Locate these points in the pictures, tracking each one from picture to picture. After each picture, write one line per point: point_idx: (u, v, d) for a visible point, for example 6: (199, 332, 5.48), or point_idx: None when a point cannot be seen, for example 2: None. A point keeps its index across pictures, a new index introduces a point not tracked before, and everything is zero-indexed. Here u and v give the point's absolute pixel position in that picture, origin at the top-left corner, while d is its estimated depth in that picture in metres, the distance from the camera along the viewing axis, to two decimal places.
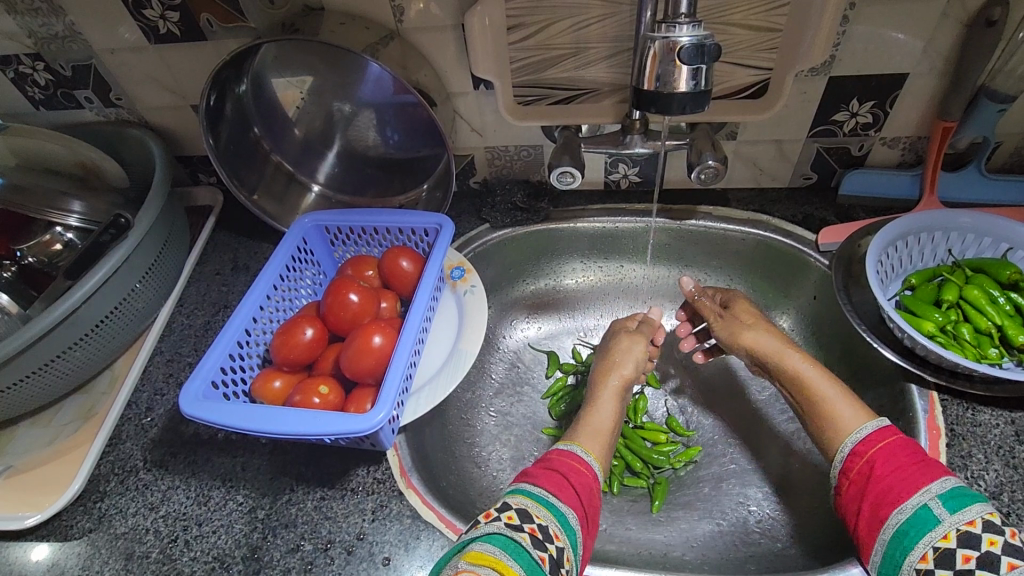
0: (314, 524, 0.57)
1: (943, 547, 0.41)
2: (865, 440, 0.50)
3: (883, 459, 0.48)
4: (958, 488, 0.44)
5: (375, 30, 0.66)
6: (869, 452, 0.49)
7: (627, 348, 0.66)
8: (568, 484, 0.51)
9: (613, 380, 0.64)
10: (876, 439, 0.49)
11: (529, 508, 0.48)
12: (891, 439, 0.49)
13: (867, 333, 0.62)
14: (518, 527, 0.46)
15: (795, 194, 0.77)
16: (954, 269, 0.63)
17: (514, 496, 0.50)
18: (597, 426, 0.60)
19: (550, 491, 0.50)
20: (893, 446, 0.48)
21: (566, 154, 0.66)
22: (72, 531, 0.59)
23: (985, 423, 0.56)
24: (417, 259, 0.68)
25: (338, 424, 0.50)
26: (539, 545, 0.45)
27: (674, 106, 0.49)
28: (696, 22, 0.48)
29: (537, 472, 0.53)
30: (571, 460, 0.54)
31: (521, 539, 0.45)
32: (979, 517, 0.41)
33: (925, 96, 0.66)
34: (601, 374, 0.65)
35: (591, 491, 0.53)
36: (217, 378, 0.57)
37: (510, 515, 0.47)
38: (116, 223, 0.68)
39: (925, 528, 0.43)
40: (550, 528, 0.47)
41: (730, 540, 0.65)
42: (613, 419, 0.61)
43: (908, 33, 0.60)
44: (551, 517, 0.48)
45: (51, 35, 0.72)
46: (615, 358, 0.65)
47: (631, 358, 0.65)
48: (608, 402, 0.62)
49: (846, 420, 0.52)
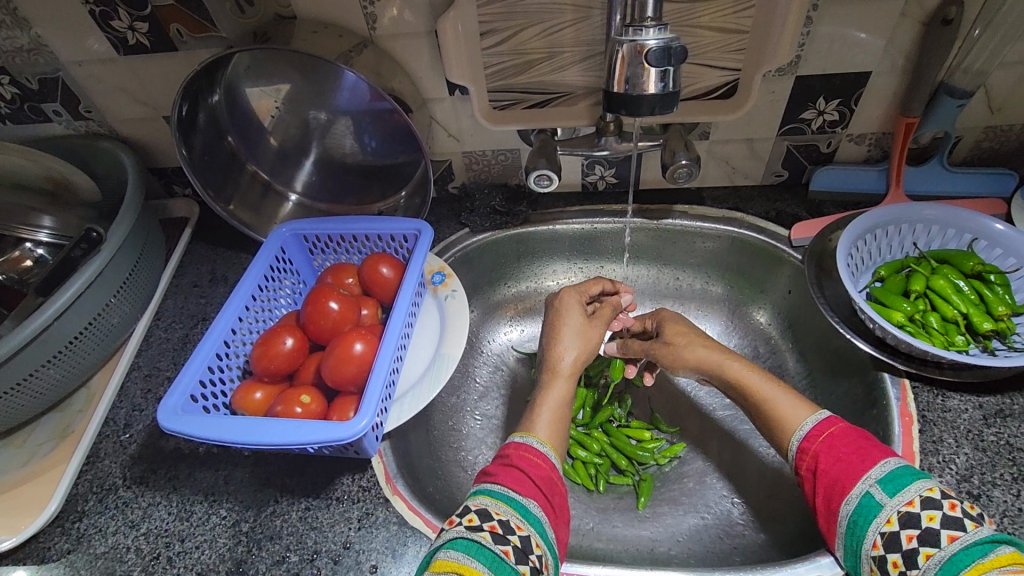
0: (299, 535, 0.57)
1: (888, 531, 0.43)
2: (807, 435, 0.51)
3: (825, 453, 0.49)
4: (896, 469, 0.45)
5: (348, 38, 0.67)
6: (814, 447, 0.50)
7: (582, 332, 0.65)
8: (527, 479, 0.51)
9: (566, 365, 0.63)
10: (817, 432, 0.50)
11: (489, 507, 0.48)
12: (831, 431, 0.50)
13: (839, 325, 0.64)
14: (479, 527, 0.46)
15: (767, 191, 0.79)
16: (920, 261, 0.65)
17: (476, 498, 0.50)
18: (551, 415, 0.59)
19: (509, 487, 0.50)
20: (832, 437, 0.49)
21: (542, 157, 0.67)
22: (50, 553, 0.58)
23: (954, 408, 0.57)
24: (397, 265, 0.68)
25: (322, 432, 0.49)
26: (501, 540, 0.45)
27: (643, 107, 0.50)
28: (664, 25, 0.49)
29: (494, 470, 0.53)
30: (528, 453, 0.54)
31: (482, 539, 0.45)
32: (917, 496, 0.43)
33: (887, 94, 0.68)
34: (553, 361, 0.64)
35: (552, 481, 0.52)
36: (197, 392, 0.56)
37: (470, 518, 0.47)
38: (88, 237, 0.66)
39: (870, 515, 0.44)
40: (512, 521, 0.47)
41: (715, 532, 0.66)
42: (563, 405, 0.60)
43: (869, 32, 0.62)
44: (512, 512, 0.48)
45: (16, 48, 0.70)
46: (563, 345, 0.64)
47: (579, 340, 0.65)
48: (557, 384, 0.62)
49: (793, 416, 0.53)
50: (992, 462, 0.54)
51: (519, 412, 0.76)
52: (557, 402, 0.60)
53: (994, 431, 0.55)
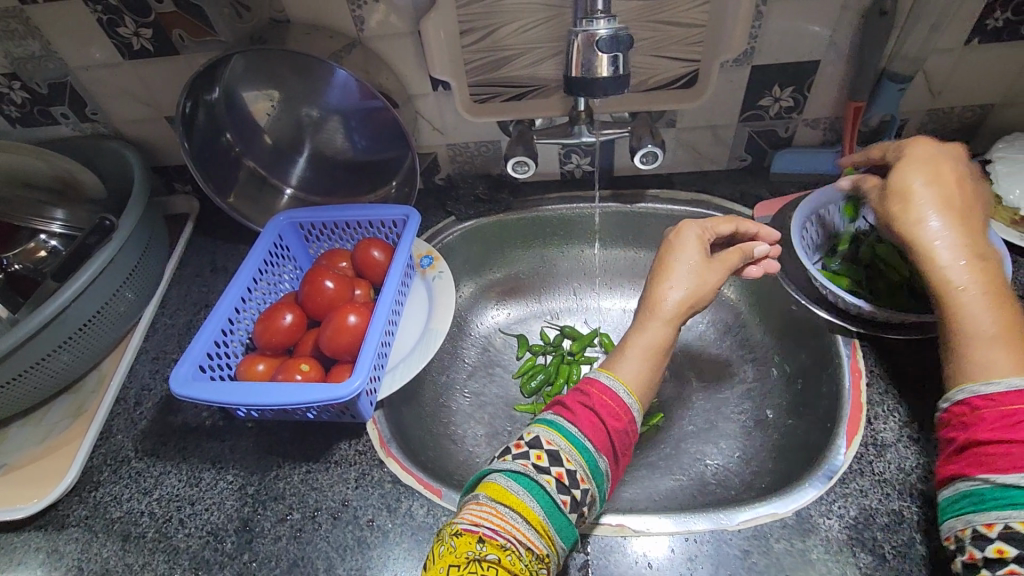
0: (301, 495, 0.61)
1: (1017, 527, 0.39)
2: (989, 395, 0.44)
3: (995, 420, 0.42)
4: None
5: (338, 39, 0.72)
6: (984, 411, 0.43)
7: (699, 272, 0.59)
8: (605, 431, 0.51)
9: (672, 306, 0.58)
10: (1004, 399, 0.43)
11: (562, 451, 0.49)
12: (1017, 405, 0.42)
13: (797, 294, 0.70)
14: (546, 470, 0.48)
15: (733, 175, 0.85)
16: (869, 233, 0.70)
17: (551, 432, 0.51)
18: (637, 355, 0.57)
19: (585, 433, 0.51)
20: (1016, 411, 0.42)
21: (519, 145, 0.72)
22: (69, 520, 0.62)
23: (900, 363, 0.63)
24: (388, 248, 0.73)
25: (319, 392, 0.54)
26: (563, 490, 0.48)
27: (598, 89, 0.55)
28: (612, 17, 0.55)
29: (575, 408, 0.53)
30: (615, 404, 0.53)
31: (546, 483, 0.48)
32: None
33: (836, 80, 0.73)
34: (654, 298, 0.59)
35: (626, 436, 0.53)
36: (204, 363, 0.61)
37: (539, 455, 0.49)
38: (102, 226, 0.72)
39: (1009, 504, 0.40)
40: (578, 474, 0.49)
41: (689, 491, 0.71)
42: (658, 352, 0.57)
43: (815, 24, 0.68)
44: (581, 462, 0.49)
45: (28, 55, 0.75)
46: (673, 282, 0.59)
47: (693, 280, 0.59)
48: (654, 325, 0.58)
49: (988, 365, 0.45)
50: (932, 409, 0.59)
51: (507, 388, 0.83)
52: (649, 346, 0.57)
53: (935, 383, 0.61)
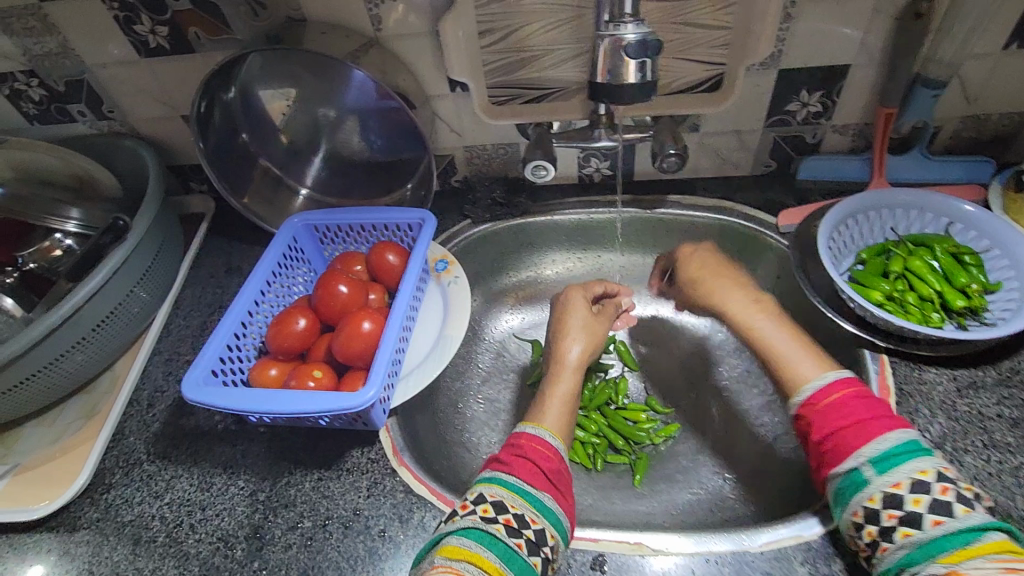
0: (312, 503, 0.60)
1: (869, 506, 0.46)
2: (806, 401, 0.53)
3: (828, 416, 0.50)
4: (893, 448, 0.47)
5: (354, 38, 0.71)
6: (812, 411, 0.52)
7: (590, 326, 0.71)
8: (540, 472, 0.54)
9: (572, 360, 0.68)
10: (820, 397, 0.52)
11: (505, 499, 0.51)
12: (835, 398, 0.51)
13: (822, 305, 0.67)
14: (493, 519, 0.50)
15: (757, 181, 0.82)
16: (899, 244, 0.67)
17: (490, 487, 0.53)
18: (553, 404, 0.63)
19: (522, 479, 0.53)
20: (841, 400, 0.51)
21: (539, 149, 0.70)
22: (80, 522, 0.62)
23: (931, 380, 0.61)
24: (403, 252, 0.72)
25: (332, 401, 0.53)
26: (514, 533, 0.49)
27: (623, 95, 0.54)
28: (641, 20, 0.53)
29: (506, 460, 0.56)
30: (541, 446, 0.57)
31: (495, 530, 0.49)
32: (906, 478, 0.45)
33: (867, 85, 0.71)
34: (559, 354, 0.69)
35: (561, 475, 0.55)
36: (217, 367, 0.60)
37: (485, 509, 0.51)
38: (116, 225, 0.72)
39: (856, 488, 0.47)
40: (526, 515, 0.50)
41: (707, 506, 0.69)
42: (570, 398, 0.65)
43: (846, 27, 0.66)
44: (526, 505, 0.51)
45: (45, 52, 0.75)
46: (568, 340, 0.70)
47: (588, 335, 0.70)
48: (567, 376, 0.66)
49: (801, 373, 0.55)
50: (965, 430, 0.57)
51: (522, 396, 0.81)
52: (566, 394, 0.65)
53: (968, 402, 0.59)
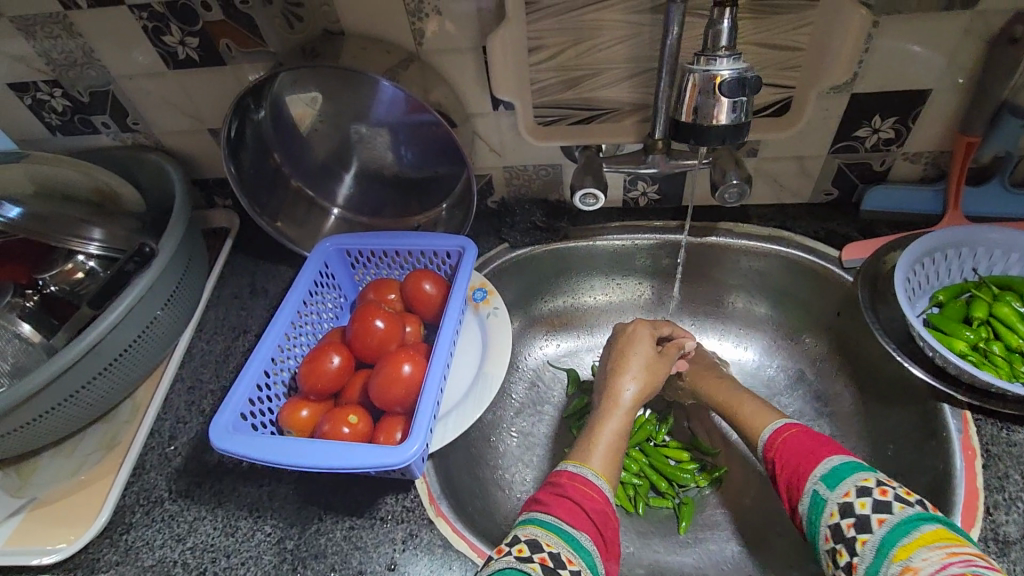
0: (344, 554, 0.56)
1: (832, 523, 0.46)
2: (769, 443, 0.56)
3: (780, 455, 0.54)
4: (837, 465, 0.49)
5: (395, 53, 0.67)
6: (774, 451, 0.55)
7: (648, 368, 0.65)
8: (580, 511, 0.50)
9: (626, 401, 0.62)
10: (777, 438, 0.56)
11: (540, 538, 0.47)
12: (786, 435, 0.55)
13: (895, 350, 0.62)
14: (528, 558, 0.45)
15: (816, 210, 0.77)
16: (980, 286, 0.62)
17: (526, 528, 0.49)
18: (602, 444, 0.58)
19: (560, 517, 0.49)
20: (787, 438, 0.55)
21: (588, 175, 0.65)
22: (99, 565, 0.58)
23: (1021, 442, 0.55)
24: (441, 282, 0.68)
25: (372, 456, 0.49)
26: (551, 572, 0.44)
27: (712, 138, 0.49)
28: (738, 57, 0.48)
29: (545, 500, 0.52)
30: (584, 486, 0.52)
31: (531, 570, 0.43)
32: (853, 487, 0.46)
33: (947, 112, 0.65)
34: (613, 392, 0.63)
35: (606, 516, 0.51)
36: (246, 410, 0.56)
37: (520, 548, 0.46)
38: (141, 252, 0.67)
39: (820, 508, 0.47)
40: (563, 554, 0.46)
41: (761, 562, 0.65)
42: (619, 438, 0.59)
43: (932, 49, 0.60)
44: (563, 544, 0.46)
45: (70, 62, 0.72)
46: (625, 378, 0.64)
47: (646, 374, 0.65)
48: (618, 415, 0.61)
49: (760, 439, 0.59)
50: None
51: (559, 431, 0.76)
52: (615, 435, 0.59)
53: None
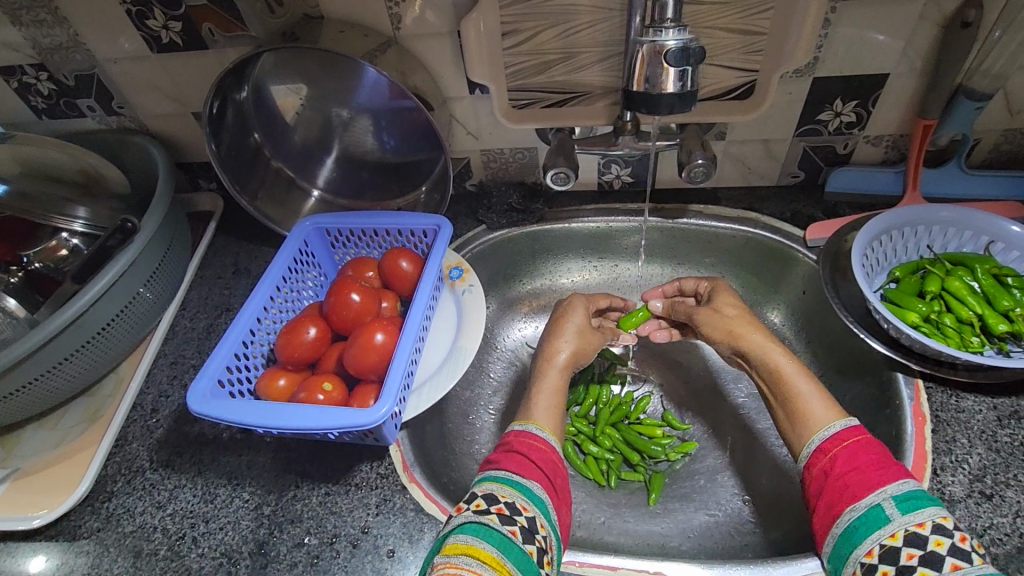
0: (319, 519, 0.58)
1: (888, 544, 0.43)
2: (831, 438, 0.51)
3: (844, 457, 0.49)
4: (914, 491, 0.45)
5: (373, 38, 0.68)
6: (833, 450, 0.50)
7: (581, 336, 0.67)
8: (529, 463, 0.53)
9: (559, 361, 0.64)
10: (842, 437, 0.50)
11: (495, 491, 0.49)
12: (857, 439, 0.50)
13: (854, 325, 0.65)
14: (486, 510, 0.47)
15: (783, 192, 0.79)
16: (934, 262, 0.65)
17: (482, 484, 0.51)
18: (545, 403, 0.60)
19: (511, 471, 0.52)
20: (856, 445, 0.49)
21: (560, 156, 0.67)
22: (81, 531, 0.60)
23: (969, 409, 0.58)
24: (416, 259, 0.70)
25: (343, 417, 0.51)
26: (508, 521, 0.47)
27: (661, 105, 0.51)
28: (683, 26, 0.50)
29: (497, 457, 0.54)
30: (530, 440, 0.55)
31: (489, 521, 0.46)
32: (929, 519, 0.43)
33: (906, 95, 0.68)
34: (548, 353, 0.65)
35: (554, 465, 0.54)
36: (224, 377, 0.58)
37: (478, 502, 0.49)
38: (124, 228, 0.69)
39: (875, 525, 0.44)
40: (517, 503, 0.48)
41: (725, 529, 0.67)
42: (558, 395, 0.61)
43: (888, 34, 0.62)
44: (517, 494, 0.49)
45: (55, 45, 0.73)
46: (561, 340, 0.65)
47: (578, 336, 0.66)
48: (551, 372, 0.63)
49: (818, 418, 0.53)
50: (1006, 462, 0.54)
51: None
52: (553, 391, 0.61)
53: (1008, 433, 0.56)
